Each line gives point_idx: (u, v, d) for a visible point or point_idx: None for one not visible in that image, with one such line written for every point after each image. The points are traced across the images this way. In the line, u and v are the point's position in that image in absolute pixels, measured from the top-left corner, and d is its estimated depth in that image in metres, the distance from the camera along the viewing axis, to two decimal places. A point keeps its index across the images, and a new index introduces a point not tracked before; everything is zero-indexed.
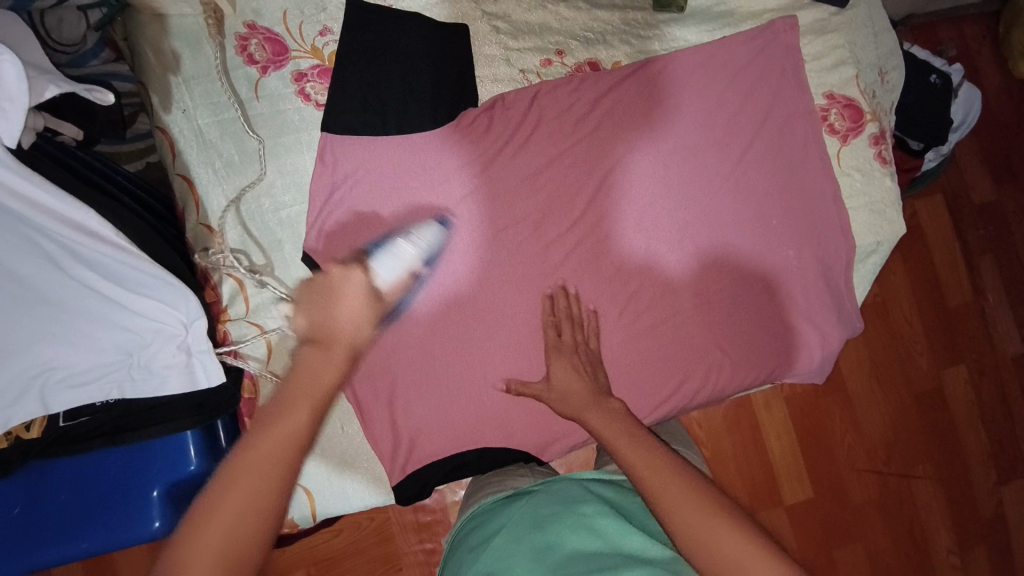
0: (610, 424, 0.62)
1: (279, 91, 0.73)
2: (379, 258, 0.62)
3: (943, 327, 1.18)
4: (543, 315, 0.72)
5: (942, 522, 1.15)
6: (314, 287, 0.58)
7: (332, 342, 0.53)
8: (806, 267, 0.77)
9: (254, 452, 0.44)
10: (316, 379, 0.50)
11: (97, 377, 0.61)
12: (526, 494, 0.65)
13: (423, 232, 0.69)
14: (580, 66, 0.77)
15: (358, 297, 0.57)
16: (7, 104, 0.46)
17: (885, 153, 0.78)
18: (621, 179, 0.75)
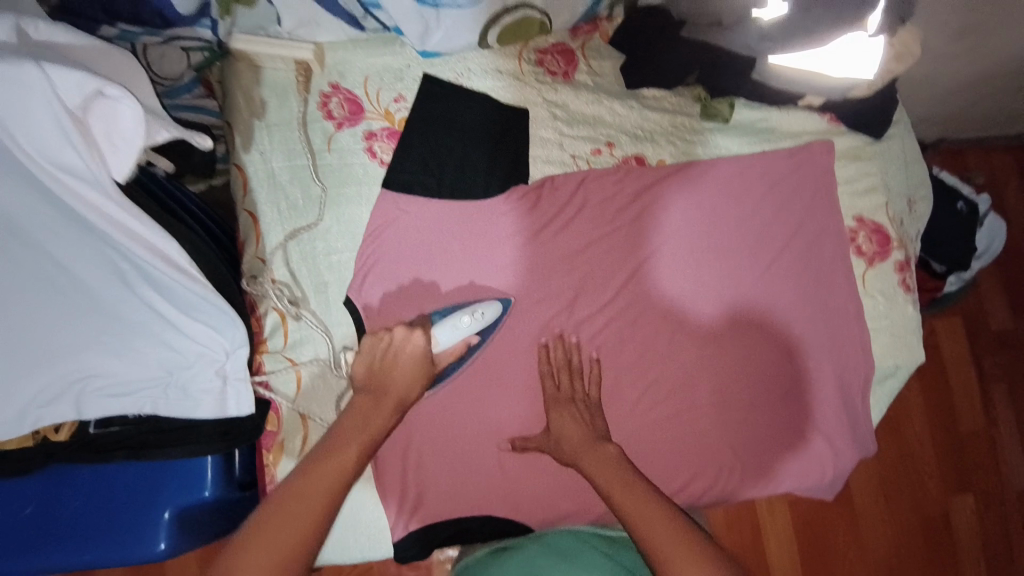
0: (607, 471, 0.65)
1: (349, 146, 0.79)
2: (439, 326, 0.70)
3: (955, 451, 1.17)
4: (543, 365, 0.75)
5: None
6: (379, 345, 0.67)
7: (386, 392, 0.65)
8: (823, 381, 0.79)
9: (311, 477, 0.58)
10: (369, 424, 0.63)
11: (136, 391, 0.64)
12: (514, 548, 0.66)
13: (484, 308, 0.73)
14: (627, 159, 0.82)
15: (415, 360, 0.67)
16: (122, 144, 0.52)
17: (908, 280, 0.81)
18: (652, 270, 0.79)
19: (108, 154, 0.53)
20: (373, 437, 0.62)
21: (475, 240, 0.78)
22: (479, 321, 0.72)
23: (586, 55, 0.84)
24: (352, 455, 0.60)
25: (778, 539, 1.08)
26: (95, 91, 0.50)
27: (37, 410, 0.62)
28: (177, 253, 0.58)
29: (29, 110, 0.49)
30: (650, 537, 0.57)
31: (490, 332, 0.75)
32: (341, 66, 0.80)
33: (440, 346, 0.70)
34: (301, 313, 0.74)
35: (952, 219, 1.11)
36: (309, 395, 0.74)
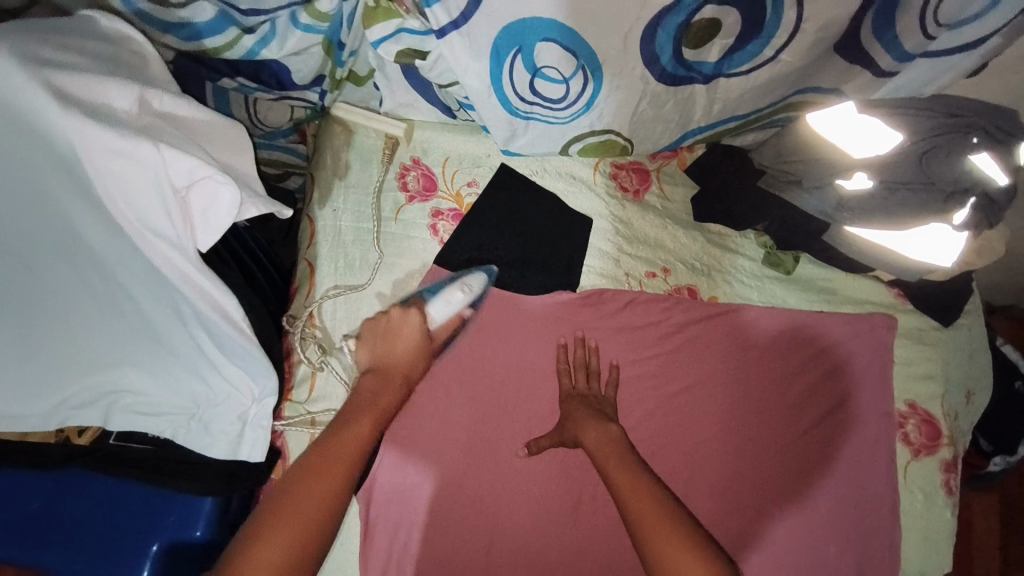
0: (604, 445, 0.68)
1: (414, 220, 0.82)
2: (432, 301, 0.73)
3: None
4: (560, 360, 0.78)
5: None
6: (378, 325, 0.71)
7: (390, 373, 0.69)
8: (844, 569, 0.73)
9: (342, 438, 0.62)
10: (380, 401, 0.66)
11: (163, 416, 0.67)
12: None
13: (472, 280, 0.75)
14: (680, 288, 0.82)
15: (414, 334, 0.70)
16: (216, 220, 0.58)
17: (954, 482, 0.76)
18: (683, 405, 0.78)
19: (197, 224, 0.59)
20: (382, 414, 0.66)
21: (513, 335, 0.79)
22: (470, 293, 0.74)
23: (659, 179, 0.86)
24: (365, 432, 0.63)
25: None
26: (206, 176, 0.56)
27: (65, 412, 0.64)
28: (233, 308, 0.62)
29: (139, 186, 0.55)
30: (641, 510, 0.59)
31: (480, 302, 0.77)
32: (426, 144, 0.85)
33: (436, 319, 0.72)
34: (333, 365, 0.76)
35: (1011, 402, 1.05)
36: None
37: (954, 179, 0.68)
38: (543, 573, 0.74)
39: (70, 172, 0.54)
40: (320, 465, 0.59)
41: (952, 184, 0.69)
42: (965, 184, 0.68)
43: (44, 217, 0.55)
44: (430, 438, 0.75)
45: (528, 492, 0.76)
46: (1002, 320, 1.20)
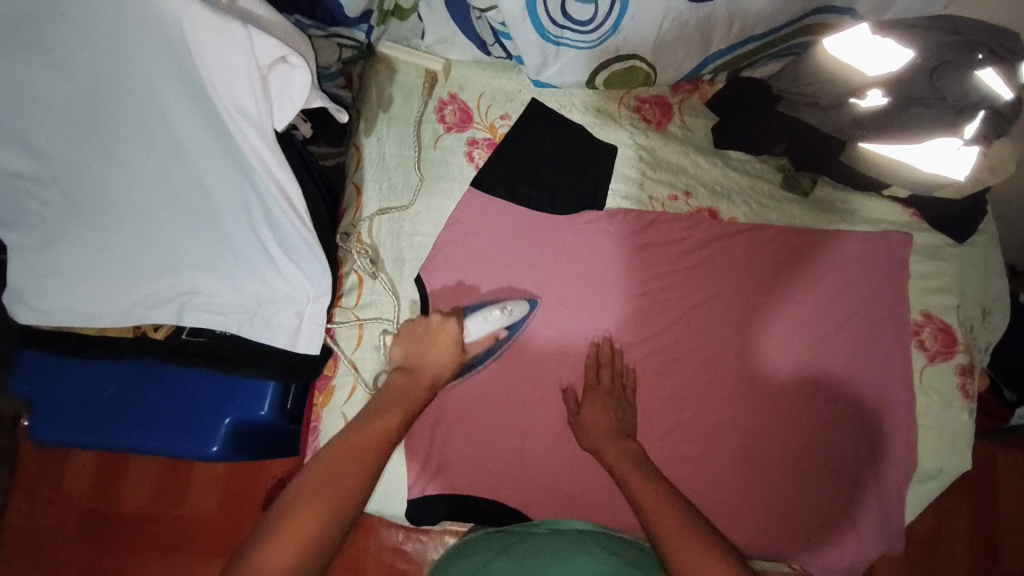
0: (624, 461, 0.70)
1: (452, 148, 0.89)
2: (472, 317, 0.78)
3: (935, 566, 1.19)
4: (588, 359, 0.81)
5: None
6: (417, 327, 0.77)
7: (418, 373, 0.74)
8: (854, 461, 0.78)
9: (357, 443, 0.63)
10: (409, 396, 0.71)
11: (229, 311, 0.74)
12: (514, 534, 0.71)
13: (515, 306, 0.80)
14: (701, 209, 0.86)
15: (450, 342, 0.76)
16: (288, 101, 0.67)
17: (970, 386, 0.78)
18: (703, 316, 0.82)
19: (275, 106, 0.67)
20: (410, 410, 0.70)
21: (545, 251, 0.85)
22: (511, 317, 0.79)
23: (681, 110, 0.91)
24: (392, 425, 0.66)
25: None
26: (284, 58, 0.63)
27: (144, 309, 0.73)
28: (296, 197, 0.70)
29: (229, 61, 0.62)
30: (658, 517, 0.60)
31: (519, 326, 0.81)
32: (462, 80, 0.91)
33: (471, 335, 0.77)
34: (380, 272, 0.83)
35: None
36: (373, 342, 0.81)
37: (961, 95, 0.70)
38: (572, 465, 0.80)
39: (170, 49, 0.63)
40: (343, 459, 0.61)
41: (961, 101, 0.70)
42: (973, 100, 0.70)
43: (143, 102, 0.66)
44: None
45: (559, 395, 0.81)
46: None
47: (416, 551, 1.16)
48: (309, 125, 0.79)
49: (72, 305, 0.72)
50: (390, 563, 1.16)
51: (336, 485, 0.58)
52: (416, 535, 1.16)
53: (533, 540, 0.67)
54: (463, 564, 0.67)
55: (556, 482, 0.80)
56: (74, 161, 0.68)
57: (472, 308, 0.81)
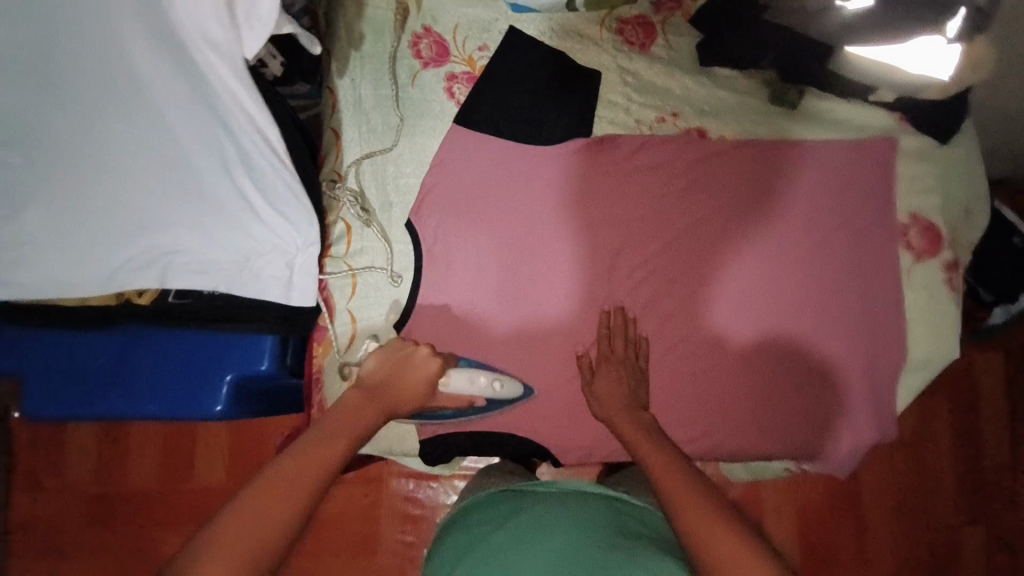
0: (632, 430, 0.72)
1: (431, 84, 0.85)
2: (458, 372, 0.76)
3: (919, 460, 1.33)
4: (600, 326, 0.80)
5: None
6: (402, 352, 0.73)
7: (379, 395, 0.71)
8: (852, 362, 0.80)
9: (299, 463, 0.60)
10: (359, 417, 0.68)
11: (217, 270, 0.70)
12: (514, 493, 0.73)
13: (506, 383, 0.77)
14: (690, 130, 0.85)
15: (423, 381, 0.73)
16: (257, 25, 0.65)
17: (956, 280, 0.81)
18: (699, 236, 0.82)
19: (243, 31, 0.65)
20: (358, 433, 0.67)
21: (535, 183, 0.83)
22: (495, 390, 0.76)
23: (665, 31, 0.88)
24: (338, 451, 0.63)
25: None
26: None
27: (126, 274, 0.69)
28: (273, 134, 0.69)
29: None
30: (663, 482, 0.65)
31: (501, 405, 0.79)
32: (435, 12, 0.86)
33: (445, 387, 0.75)
34: (371, 221, 0.80)
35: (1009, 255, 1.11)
36: (369, 291, 0.80)
37: None
38: (578, 392, 0.81)
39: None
40: (294, 473, 0.59)
41: None
42: None
43: (98, 51, 0.63)
44: (465, 280, 0.81)
45: (560, 325, 0.81)
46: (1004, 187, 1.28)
47: (428, 497, 1.18)
48: (281, 66, 0.78)
49: (46, 274, 0.67)
50: (403, 510, 1.18)
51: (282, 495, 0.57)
52: (426, 482, 1.18)
53: (533, 508, 0.69)
54: (465, 537, 0.69)
55: (564, 409, 0.81)
56: (19, 112, 0.63)
57: (466, 359, 0.79)
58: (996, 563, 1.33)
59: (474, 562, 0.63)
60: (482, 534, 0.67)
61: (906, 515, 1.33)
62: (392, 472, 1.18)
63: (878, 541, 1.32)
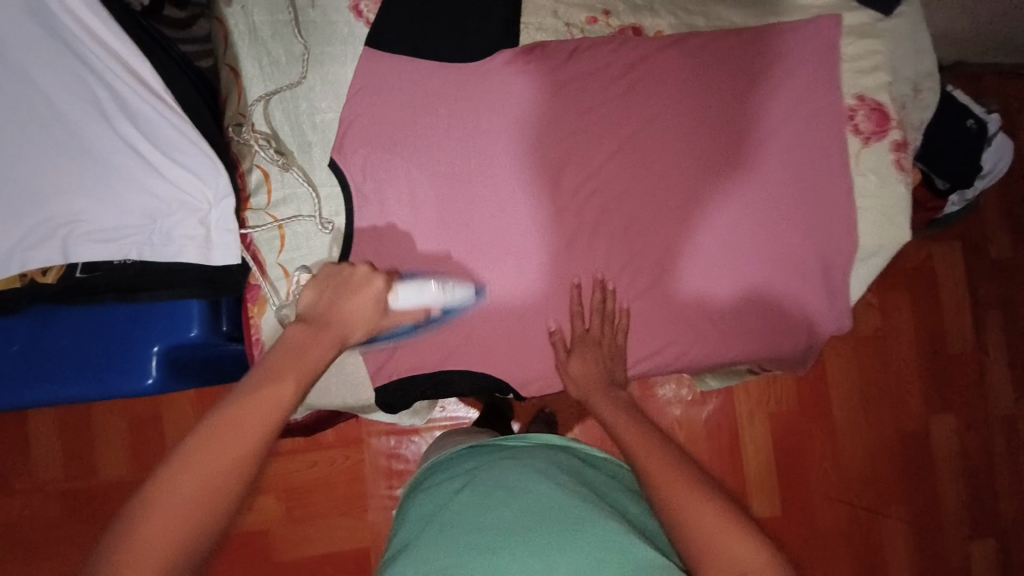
0: (613, 410, 0.72)
1: (334, 4, 0.76)
2: (405, 285, 0.69)
3: (884, 355, 1.39)
4: (572, 300, 0.77)
5: (901, 543, 1.37)
6: (339, 274, 0.65)
7: (327, 326, 0.61)
8: (805, 256, 0.78)
9: (245, 411, 0.49)
10: (307, 356, 0.57)
11: (122, 236, 0.64)
12: (481, 450, 0.79)
13: (455, 288, 0.74)
14: (623, 29, 0.79)
15: (370, 301, 0.65)
16: None
17: (904, 161, 0.79)
18: (642, 143, 0.78)
19: None
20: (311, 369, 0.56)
21: (464, 106, 0.76)
22: (445, 295, 0.73)
23: None
24: (287, 394, 0.52)
25: (695, 403, 1.33)
26: None
27: (25, 252, 0.62)
28: (146, 72, 0.63)
29: None
30: (647, 461, 0.62)
31: (453, 312, 0.76)
32: None
33: (396, 303, 0.68)
34: (290, 163, 0.73)
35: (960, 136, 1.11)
36: (299, 242, 0.75)
37: None
38: (532, 320, 0.78)
39: None
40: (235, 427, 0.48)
41: None
42: None
43: None
44: (403, 221, 0.76)
45: (506, 255, 0.77)
46: (951, 74, 1.31)
47: (411, 452, 1.18)
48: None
49: None
50: (387, 467, 1.18)
51: (241, 441, 0.48)
52: (408, 437, 1.18)
53: (500, 459, 0.74)
54: (434, 499, 0.71)
55: (520, 341, 0.78)
56: None
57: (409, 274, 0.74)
58: (965, 445, 1.41)
59: (443, 525, 0.65)
60: (452, 497, 0.69)
61: (873, 405, 1.38)
62: (372, 432, 1.18)
63: (849, 433, 1.37)
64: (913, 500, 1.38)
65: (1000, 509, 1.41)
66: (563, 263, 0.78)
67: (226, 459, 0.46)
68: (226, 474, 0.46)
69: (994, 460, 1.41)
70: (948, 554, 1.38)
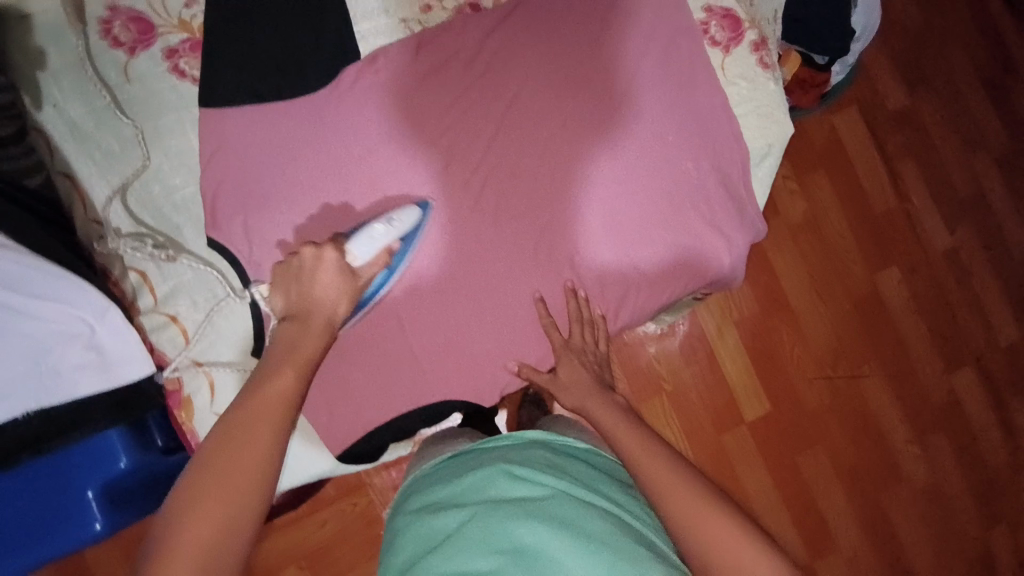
0: (606, 412, 0.71)
1: (150, 71, 0.70)
2: (353, 239, 0.66)
3: (819, 234, 1.43)
4: (541, 317, 0.75)
5: (889, 404, 1.45)
6: (292, 267, 0.63)
7: (308, 317, 0.60)
8: (703, 179, 0.78)
9: (245, 412, 0.50)
10: (296, 349, 0.56)
11: (8, 393, 0.59)
12: (463, 460, 0.76)
13: (402, 215, 0.70)
14: (462, 9, 0.79)
15: (332, 279, 0.62)
16: None
17: (767, 59, 0.81)
18: (520, 118, 0.75)
19: None
20: (306, 365, 0.56)
21: (325, 138, 0.71)
22: (400, 228, 0.69)
23: None
24: (289, 387, 0.53)
25: (668, 336, 1.36)
26: None
27: None
28: None
29: None
30: (648, 468, 0.63)
31: (415, 237, 0.72)
32: None
33: (358, 259, 0.65)
34: (177, 253, 0.70)
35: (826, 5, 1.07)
36: (204, 336, 0.71)
37: None
38: (467, 332, 0.75)
39: None
40: (244, 432, 0.48)
41: None
42: None
43: None
44: None
45: (424, 274, 0.74)
46: None
47: None
48: None
49: None
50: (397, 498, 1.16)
51: (259, 434, 0.49)
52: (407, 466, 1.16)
53: (485, 467, 0.71)
54: (423, 521, 0.68)
55: (464, 353, 0.75)
56: None
57: (354, 229, 0.69)
58: (916, 292, 1.48)
59: (435, 551, 0.62)
60: (440, 516, 0.67)
61: (826, 284, 1.43)
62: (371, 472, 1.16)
63: (812, 318, 1.42)
64: (885, 358, 1.46)
65: (964, 337, 1.50)
66: (483, 263, 0.74)
67: (242, 457, 0.47)
68: (246, 472, 0.47)
69: (947, 296, 1.50)
70: (931, 394, 1.47)
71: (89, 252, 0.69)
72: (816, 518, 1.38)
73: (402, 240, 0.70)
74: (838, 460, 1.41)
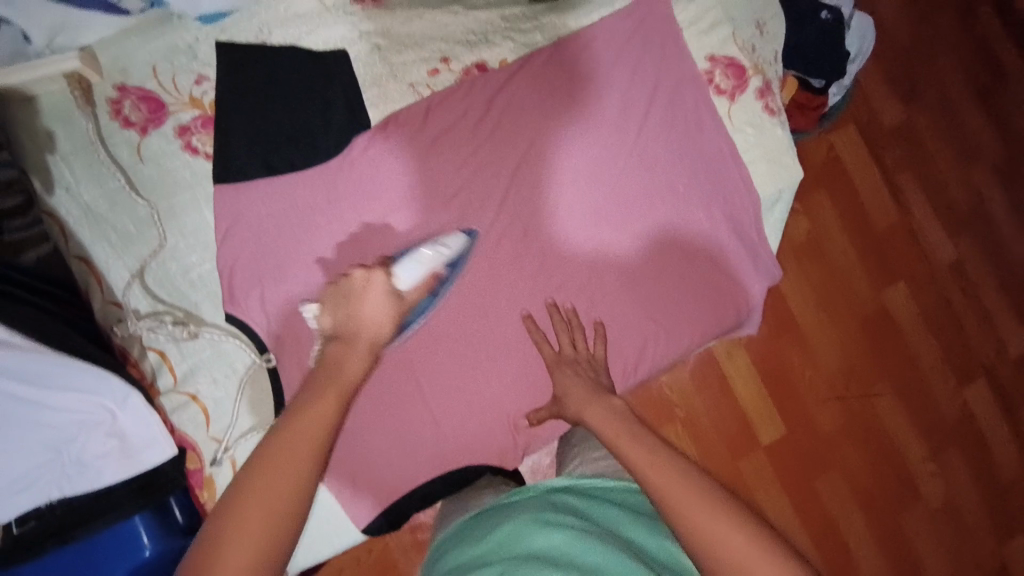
0: (609, 422, 0.62)
1: (163, 149, 0.71)
2: (400, 263, 0.64)
3: (825, 255, 1.43)
4: (532, 335, 0.73)
5: (905, 422, 1.44)
6: (343, 287, 0.59)
7: (356, 337, 0.56)
8: (714, 229, 0.79)
9: (288, 435, 0.46)
10: (342, 375, 0.53)
11: (35, 482, 0.59)
12: (488, 516, 0.67)
13: (448, 241, 0.69)
14: (467, 70, 0.78)
15: (382, 301, 0.59)
16: None
17: (772, 104, 0.81)
18: (531, 175, 0.75)
19: None
20: (348, 391, 0.52)
21: (343, 207, 0.72)
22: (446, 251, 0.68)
23: None
24: (329, 418, 0.49)
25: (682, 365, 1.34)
26: None
27: None
28: None
29: None
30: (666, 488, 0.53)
31: (461, 263, 0.71)
32: (122, 63, 0.71)
33: (406, 281, 0.63)
34: (197, 330, 0.70)
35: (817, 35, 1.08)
36: (225, 412, 0.71)
37: None
38: (488, 391, 0.75)
39: None
40: (288, 459, 0.45)
41: None
42: None
43: None
44: None
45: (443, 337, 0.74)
46: None
47: None
48: None
49: None
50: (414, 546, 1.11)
51: (302, 459, 0.45)
52: None
53: (514, 519, 0.63)
54: None
55: (486, 414, 0.75)
56: None
57: (398, 254, 0.67)
58: (925, 308, 1.49)
59: None
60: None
61: (835, 305, 1.43)
62: None
63: (823, 339, 1.42)
64: (898, 376, 1.45)
65: (974, 351, 1.51)
66: (502, 323, 0.75)
67: (285, 486, 0.44)
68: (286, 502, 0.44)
69: (954, 311, 1.50)
70: (945, 410, 1.47)
71: (108, 337, 0.68)
72: (838, 543, 1.37)
73: (449, 266, 0.69)
74: (856, 482, 1.40)
